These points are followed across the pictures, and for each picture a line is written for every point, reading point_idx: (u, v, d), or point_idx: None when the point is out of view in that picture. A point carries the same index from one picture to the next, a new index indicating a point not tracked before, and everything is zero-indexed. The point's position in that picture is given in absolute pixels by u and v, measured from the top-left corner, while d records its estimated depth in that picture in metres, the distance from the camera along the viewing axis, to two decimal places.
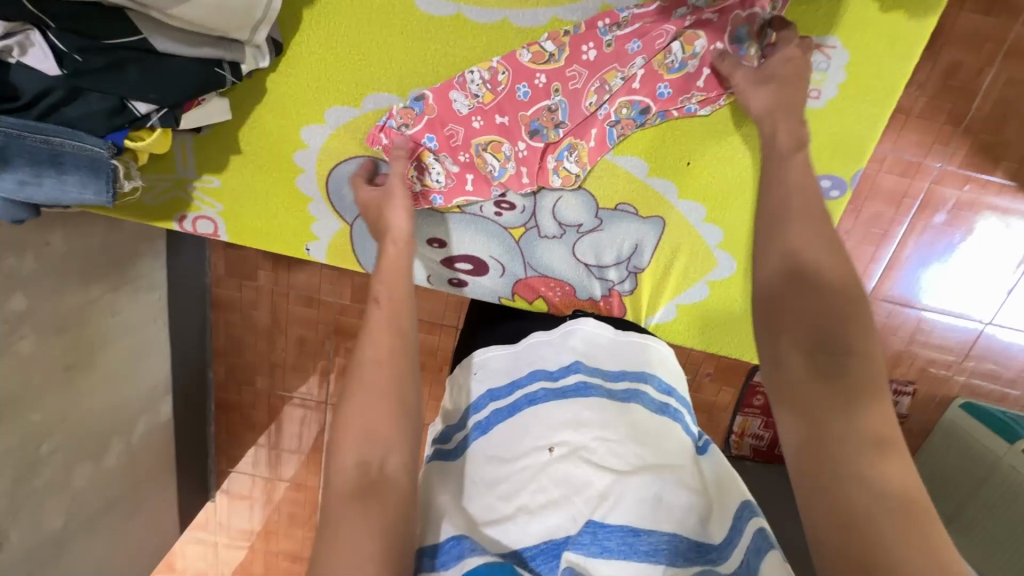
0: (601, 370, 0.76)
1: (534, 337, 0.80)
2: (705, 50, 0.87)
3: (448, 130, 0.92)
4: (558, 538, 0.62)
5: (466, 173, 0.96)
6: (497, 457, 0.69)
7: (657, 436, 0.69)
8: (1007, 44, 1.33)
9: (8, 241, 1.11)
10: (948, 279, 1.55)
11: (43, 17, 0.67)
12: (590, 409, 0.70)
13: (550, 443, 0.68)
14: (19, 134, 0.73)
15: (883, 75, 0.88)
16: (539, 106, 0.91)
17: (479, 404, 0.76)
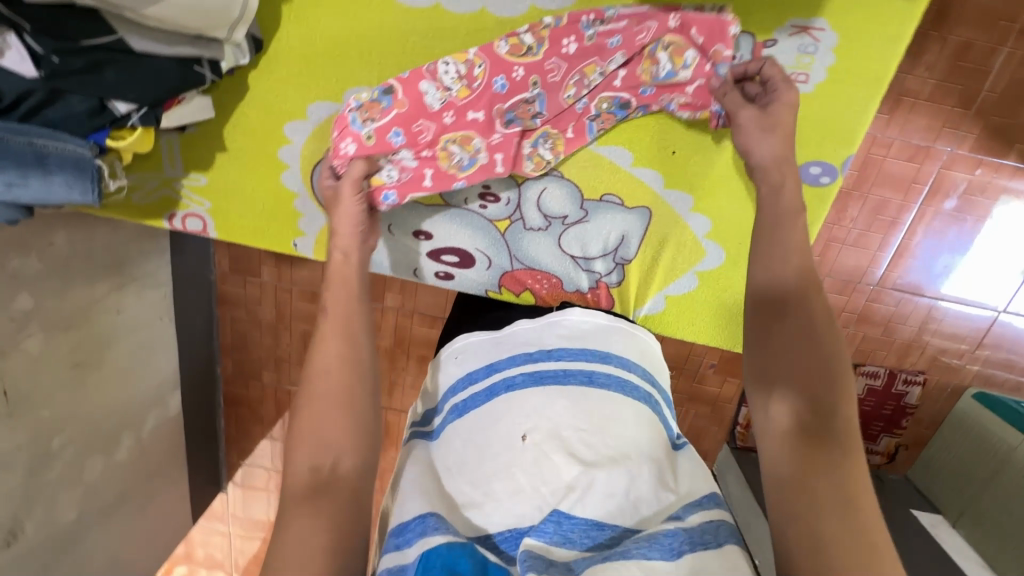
0: (583, 354, 0.75)
1: (518, 324, 0.81)
2: (697, 63, 0.85)
3: (416, 126, 0.90)
4: (523, 526, 0.62)
5: (425, 168, 0.94)
6: (469, 442, 0.69)
7: (633, 426, 0.69)
8: (1020, 22, 1.28)
9: (14, 242, 1.14)
10: (960, 267, 1.51)
11: (19, 19, 0.65)
12: (567, 397, 0.70)
13: (522, 430, 0.67)
14: (4, 136, 0.72)
15: (880, 56, 0.84)
16: (516, 98, 0.89)
17: (460, 386, 0.77)
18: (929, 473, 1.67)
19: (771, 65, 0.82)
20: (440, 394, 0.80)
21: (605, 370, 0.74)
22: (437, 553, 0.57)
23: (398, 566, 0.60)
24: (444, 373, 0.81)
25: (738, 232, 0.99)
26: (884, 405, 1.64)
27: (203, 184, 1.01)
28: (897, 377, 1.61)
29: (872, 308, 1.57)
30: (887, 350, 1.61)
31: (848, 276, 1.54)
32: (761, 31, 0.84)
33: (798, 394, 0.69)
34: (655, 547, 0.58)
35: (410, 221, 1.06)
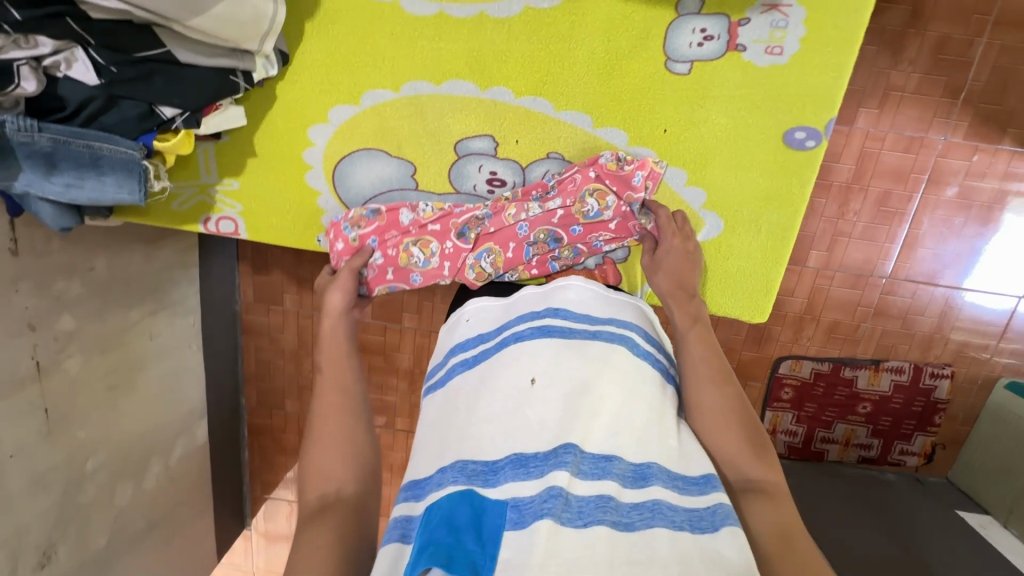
0: (588, 314, 0.78)
1: (525, 290, 0.84)
2: (617, 206, 0.87)
3: (388, 236, 0.92)
4: (527, 452, 0.62)
5: (388, 266, 0.92)
6: (478, 389, 0.72)
7: (636, 377, 0.71)
8: (995, 13, 1.32)
9: (60, 266, 1.23)
10: (979, 258, 1.50)
11: (85, 35, 0.66)
12: (573, 348, 0.73)
13: (532, 374, 0.70)
14: (65, 139, 0.72)
15: (849, 21, 0.77)
16: (470, 214, 0.91)
17: (470, 343, 0.81)
18: (970, 471, 1.61)
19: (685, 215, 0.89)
20: (446, 352, 0.84)
21: (609, 327, 0.77)
22: (437, 508, 0.60)
23: (406, 516, 0.63)
24: (455, 333, 0.85)
25: (742, 200, 0.89)
26: (913, 402, 1.61)
27: (236, 189, 0.97)
28: (924, 371, 1.59)
29: (887, 302, 1.56)
30: (909, 344, 1.59)
31: (859, 270, 1.54)
32: (734, 11, 0.77)
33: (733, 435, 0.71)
34: (658, 515, 0.58)
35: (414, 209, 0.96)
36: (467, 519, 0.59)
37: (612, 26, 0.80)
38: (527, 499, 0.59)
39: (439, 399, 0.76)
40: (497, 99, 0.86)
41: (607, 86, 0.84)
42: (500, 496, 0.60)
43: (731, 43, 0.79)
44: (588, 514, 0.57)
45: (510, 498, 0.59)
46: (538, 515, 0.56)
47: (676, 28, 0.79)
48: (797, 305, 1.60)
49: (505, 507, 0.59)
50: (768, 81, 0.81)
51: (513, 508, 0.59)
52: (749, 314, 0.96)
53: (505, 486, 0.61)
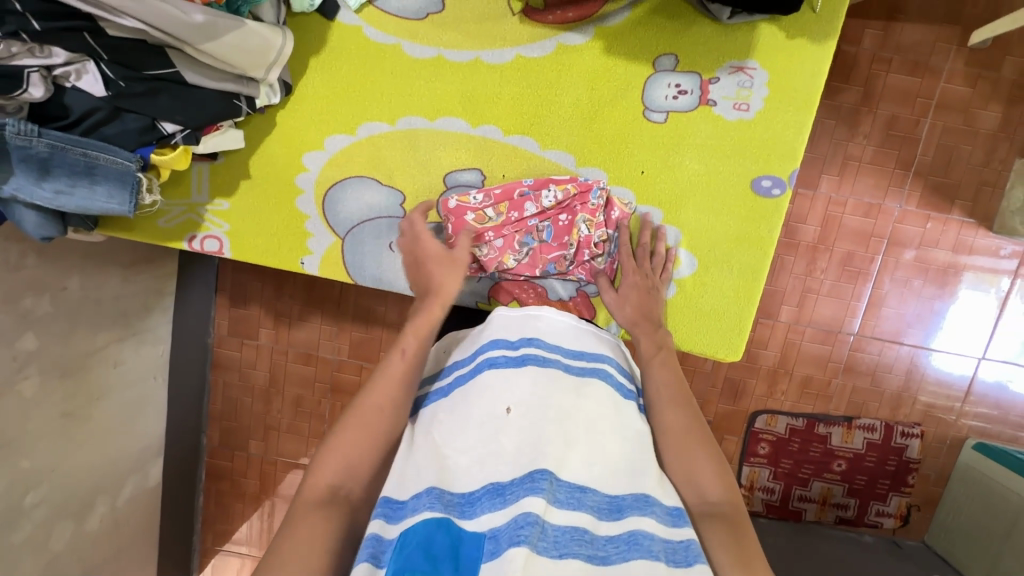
0: (561, 344, 0.74)
1: (497, 312, 0.79)
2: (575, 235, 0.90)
3: (508, 227, 0.90)
4: (503, 481, 0.59)
5: (533, 256, 0.92)
6: (449, 415, 0.68)
7: (612, 410, 0.68)
8: (936, 97, 1.47)
9: (31, 282, 1.19)
10: (940, 320, 1.58)
11: (98, 49, 0.69)
12: (550, 380, 0.68)
13: (507, 403, 0.66)
14: (63, 147, 0.73)
15: (806, 84, 0.84)
16: (482, 227, 0.90)
17: (445, 370, 0.77)
18: (947, 536, 1.59)
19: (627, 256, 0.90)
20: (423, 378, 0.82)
21: (582, 359, 0.73)
22: (412, 533, 0.57)
23: (377, 535, 0.58)
24: (430, 364, 0.82)
25: (715, 242, 0.92)
26: (886, 461, 1.62)
27: (225, 210, 0.96)
28: (895, 430, 1.61)
29: (856, 358, 1.61)
30: (879, 402, 1.63)
31: (827, 326, 1.59)
32: (705, 70, 0.85)
33: (703, 470, 0.70)
34: (636, 547, 0.56)
35: None
36: (447, 549, 0.56)
37: (596, 77, 0.87)
38: (503, 527, 0.56)
39: (417, 422, 0.72)
40: (486, 136, 0.90)
41: (589, 130, 0.89)
42: (476, 528, 0.57)
43: (702, 98, 0.86)
44: (564, 544, 0.55)
45: (487, 530, 0.56)
46: (512, 542, 0.53)
47: (653, 82, 0.86)
48: (770, 359, 1.64)
49: (483, 539, 0.56)
50: (736, 134, 0.87)
51: (490, 539, 0.55)
52: (724, 352, 0.96)
53: (482, 518, 0.58)
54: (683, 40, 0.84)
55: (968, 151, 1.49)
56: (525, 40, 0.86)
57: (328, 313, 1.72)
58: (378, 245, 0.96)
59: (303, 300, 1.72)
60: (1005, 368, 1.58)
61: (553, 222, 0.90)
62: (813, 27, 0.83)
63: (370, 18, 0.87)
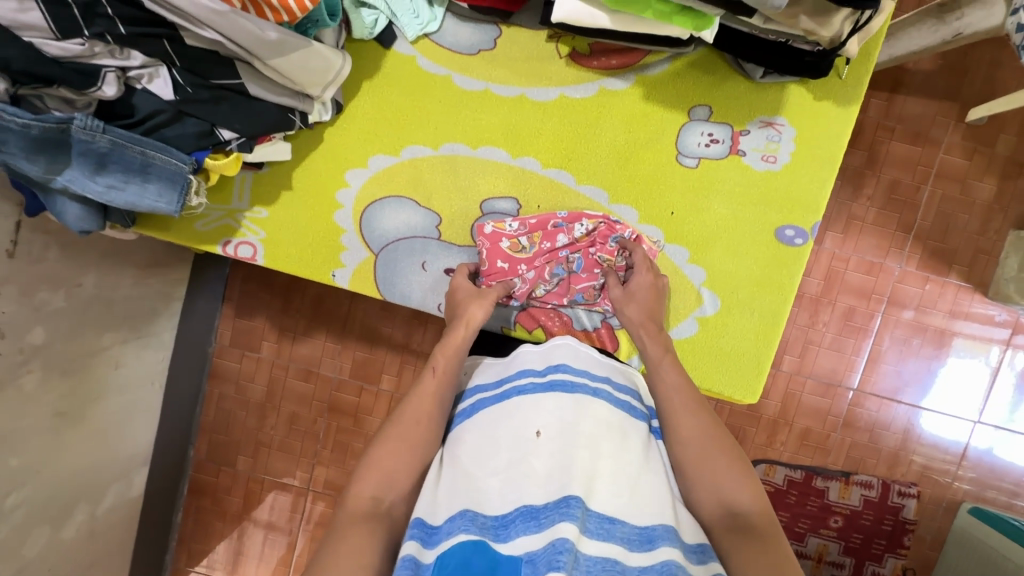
0: (587, 369, 0.74)
1: (524, 345, 0.80)
2: (602, 265, 0.92)
3: (540, 257, 0.92)
4: (537, 504, 0.59)
5: (562, 286, 0.94)
6: (478, 436, 0.69)
7: (637, 440, 0.68)
8: (935, 166, 1.55)
9: (49, 275, 1.18)
10: (936, 381, 1.60)
11: (173, 56, 0.73)
12: (578, 406, 0.68)
13: (538, 428, 0.66)
14: (124, 144, 0.75)
15: (830, 142, 0.90)
16: (516, 258, 0.92)
17: (470, 393, 0.78)
18: None
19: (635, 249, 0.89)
20: None
21: (609, 386, 0.73)
22: (451, 555, 0.57)
23: (413, 558, 0.59)
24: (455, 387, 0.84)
25: (737, 284, 0.94)
26: (883, 520, 1.58)
27: (263, 218, 0.98)
28: (892, 489, 1.59)
29: (855, 414, 1.63)
30: (876, 459, 1.64)
31: (828, 379, 1.62)
32: (737, 122, 0.90)
33: None
34: None
35: (434, 257, 0.97)
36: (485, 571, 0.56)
37: (633, 121, 0.91)
38: (538, 551, 0.56)
39: (445, 444, 0.72)
40: (525, 168, 0.94)
41: (624, 170, 0.93)
42: (511, 551, 0.57)
43: (733, 148, 0.91)
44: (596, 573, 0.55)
45: (524, 554, 0.56)
46: (549, 567, 0.53)
47: (687, 130, 0.91)
48: (771, 408, 1.65)
49: (519, 563, 0.56)
50: (763, 184, 0.91)
51: (527, 563, 0.56)
52: (740, 393, 0.97)
53: (517, 541, 0.58)
54: (716, 93, 0.90)
55: (964, 219, 1.56)
56: (569, 81, 0.91)
57: (334, 330, 1.72)
58: (411, 263, 0.98)
59: (310, 314, 1.72)
60: (999, 433, 1.60)
61: (584, 252, 0.92)
62: (838, 91, 0.89)
63: (424, 50, 0.92)
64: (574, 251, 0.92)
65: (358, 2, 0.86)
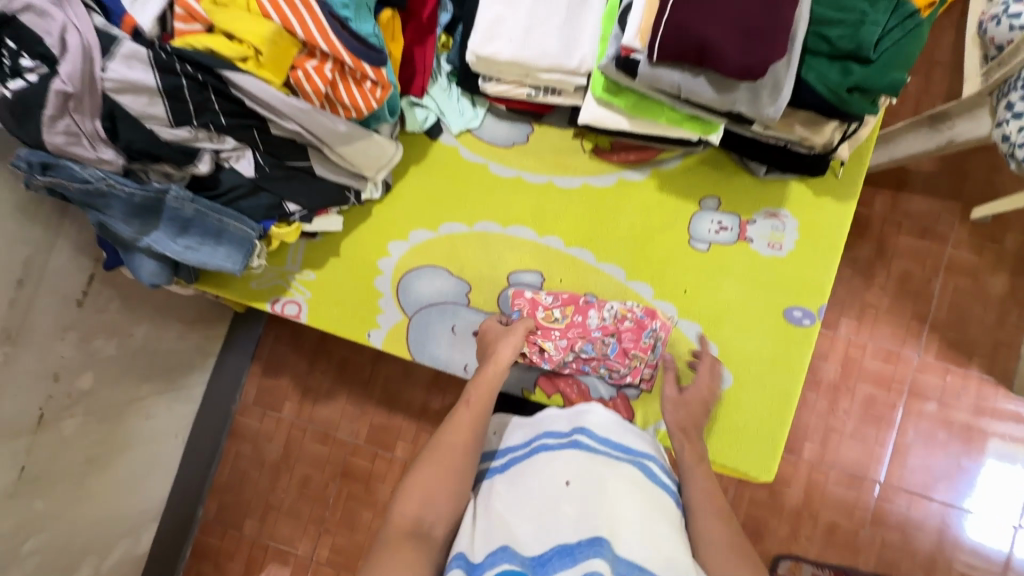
0: (610, 436, 0.77)
1: (549, 410, 0.83)
2: (633, 352, 0.96)
3: (573, 328, 0.98)
4: (571, 541, 0.62)
5: (586, 359, 0.98)
6: (512, 489, 0.72)
7: (660, 500, 0.71)
8: (945, 260, 1.61)
9: (107, 325, 1.28)
10: (967, 477, 1.55)
11: (259, 141, 0.87)
12: (604, 463, 0.72)
13: (568, 477, 0.70)
14: (205, 212, 0.87)
15: (832, 232, 0.98)
16: (550, 324, 0.98)
17: (499, 453, 0.81)
18: None
19: (706, 361, 0.97)
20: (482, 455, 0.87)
21: (632, 449, 0.76)
22: None
23: None
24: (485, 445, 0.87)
25: (751, 361, 0.98)
26: None
27: (311, 280, 1.08)
28: None
29: (884, 509, 1.57)
30: (911, 561, 1.54)
31: (852, 470, 1.58)
32: (744, 212, 0.99)
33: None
34: None
35: (463, 322, 1.04)
36: None
37: (649, 208, 1.01)
38: None
39: (478, 496, 0.75)
40: (550, 245, 1.04)
41: (641, 250, 1.01)
42: None
43: (741, 235, 0.99)
44: None
45: None
46: None
47: (698, 218, 1.00)
48: (794, 498, 1.59)
49: None
50: (771, 268, 0.98)
51: None
52: (756, 471, 0.97)
53: None
54: (724, 187, 1.00)
55: (979, 312, 1.59)
56: (592, 172, 1.03)
57: (357, 393, 1.76)
58: (441, 327, 1.05)
59: (336, 376, 1.78)
60: None
61: (618, 338, 0.97)
62: (836, 188, 0.98)
63: (466, 142, 1.05)
64: (608, 334, 0.97)
65: (414, 102, 1.01)
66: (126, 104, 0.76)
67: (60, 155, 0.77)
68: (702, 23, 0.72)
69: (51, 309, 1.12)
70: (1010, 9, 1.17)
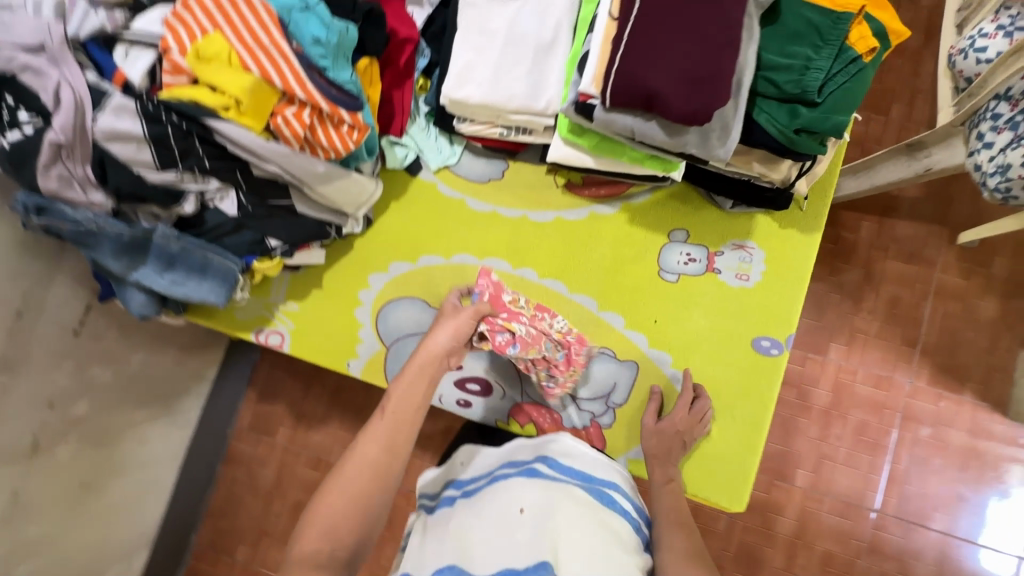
0: (573, 466, 0.78)
1: (517, 441, 0.84)
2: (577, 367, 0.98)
3: (535, 322, 0.97)
4: (516, 566, 0.65)
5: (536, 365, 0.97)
6: (472, 518, 0.74)
7: (616, 527, 0.73)
8: (934, 284, 1.61)
9: (102, 353, 1.32)
10: (965, 505, 1.53)
11: (242, 182, 0.92)
12: (561, 490, 0.74)
13: (523, 505, 0.72)
14: (190, 249, 0.92)
15: (799, 264, 1.00)
16: (515, 310, 0.96)
17: (465, 478, 0.84)
18: None
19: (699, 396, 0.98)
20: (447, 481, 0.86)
21: (593, 477, 0.78)
22: None
23: None
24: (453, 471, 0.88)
25: (722, 391, 1.00)
26: None
27: (294, 310, 1.11)
28: None
29: (880, 538, 1.54)
30: None
31: (845, 497, 1.56)
32: (712, 244, 1.02)
33: None
34: None
35: None
36: None
37: (620, 240, 1.04)
38: None
39: (440, 520, 0.78)
40: (524, 276, 1.07)
41: (612, 281, 1.04)
42: None
43: (709, 266, 1.02)
44: None
45: None
46: None
47: (668, 250, 1.03)
48: (788, 526, 1.57)
49: None
50: (738, 299, 1.00)
51: None
52: (727, 501, 0.98)
53: None
54: (693, 220, 1.03)
55: (971, 336, 1.59)
56: (565, 206, 1.07)
57: (350, 418, 1.78)
58: None
59: (330, 401, 1.80)
60: None
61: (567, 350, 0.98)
62: (802, 221, 1.01)
63: (444, 177, 1.10)
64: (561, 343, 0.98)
65: (394, 141, 1.06)
66: (116, 151, 0.81)
67: (54, 199, 0.82)
68: (652, 72, 0.76)
69: (50, 338, 1.17)
70: (977, 43, 1.19)
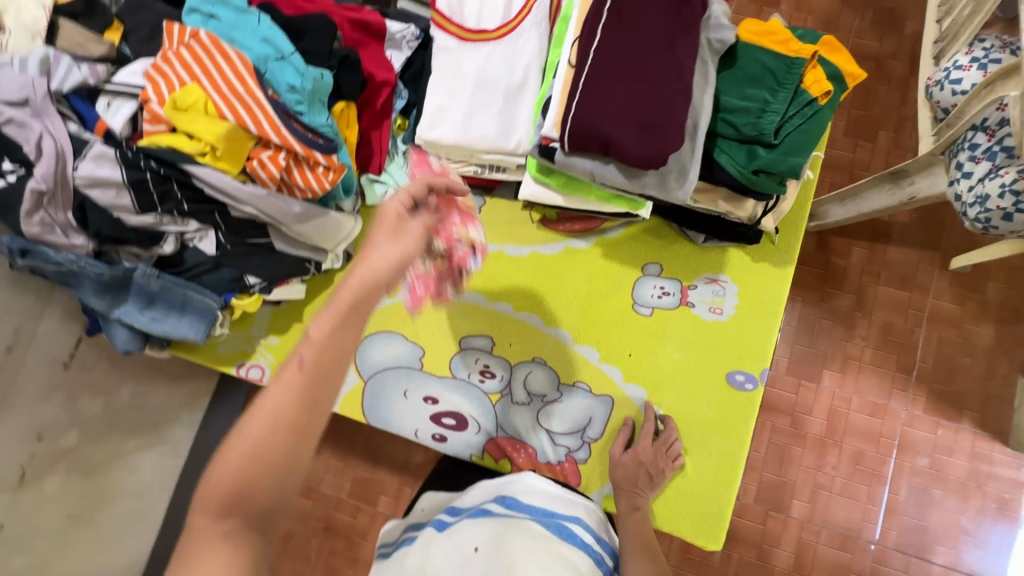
0: (533, 504, 0.80)
1: (482, 483, 0.87)
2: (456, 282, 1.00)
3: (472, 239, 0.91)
4: None
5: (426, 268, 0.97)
6: (427, 560, 0.74)
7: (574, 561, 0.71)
8: (926, 309, 1.56)
9: (92, 384, 1.34)
10: (968, 538, 1.46)
11: (220, 222, 0.95)
12: (517, 526, 0.74)
13: (478, 544, 0.71)
14: (171, 286, 0.94)
15: (771, 297, 1.00)
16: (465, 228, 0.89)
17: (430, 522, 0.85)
18: None
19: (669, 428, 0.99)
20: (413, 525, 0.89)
21: (553, 515, 0.79)
22: None
23: None
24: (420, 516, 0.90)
25: (696, 426, 1.00)
26: None
27: (274, 344, 1.13)
28: None
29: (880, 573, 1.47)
30: None
31: (843, 528, 1.49)
32: (685, 278, 1.03)
33: None
34: None
35: (416, 386, 1.08)
36: None
37: (595, 274, 1.06)
38: None
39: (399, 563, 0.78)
40: (500, 310, 1.08)
41: (587, 315, 1.05)
42: None
43: (683, 300, 1.03)
44: None
45: None
46: None
47: (641, 283, 1.04)
48: (785, 559, 1.51)
49: None
50: (712, 332, 1.01)
51: None
52: (703, 539, 0.96)
53: None
54: (667, 255, 1.04)
55: (966, 362, 1.53)
56: (540, 241, 1.08)
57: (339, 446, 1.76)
58: (395, 391, 1.08)
59: None
60: None
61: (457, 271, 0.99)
62: (773, 255, 1.01)
63: None
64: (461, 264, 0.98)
65: (373, 178, 1.09)
66: (96, 196, 0.86)
67: (37, 242, 0.84)
68: (607, 120, 0.80)
69: (42, 370, 1.21)
70: (952, 75, 1.17)
